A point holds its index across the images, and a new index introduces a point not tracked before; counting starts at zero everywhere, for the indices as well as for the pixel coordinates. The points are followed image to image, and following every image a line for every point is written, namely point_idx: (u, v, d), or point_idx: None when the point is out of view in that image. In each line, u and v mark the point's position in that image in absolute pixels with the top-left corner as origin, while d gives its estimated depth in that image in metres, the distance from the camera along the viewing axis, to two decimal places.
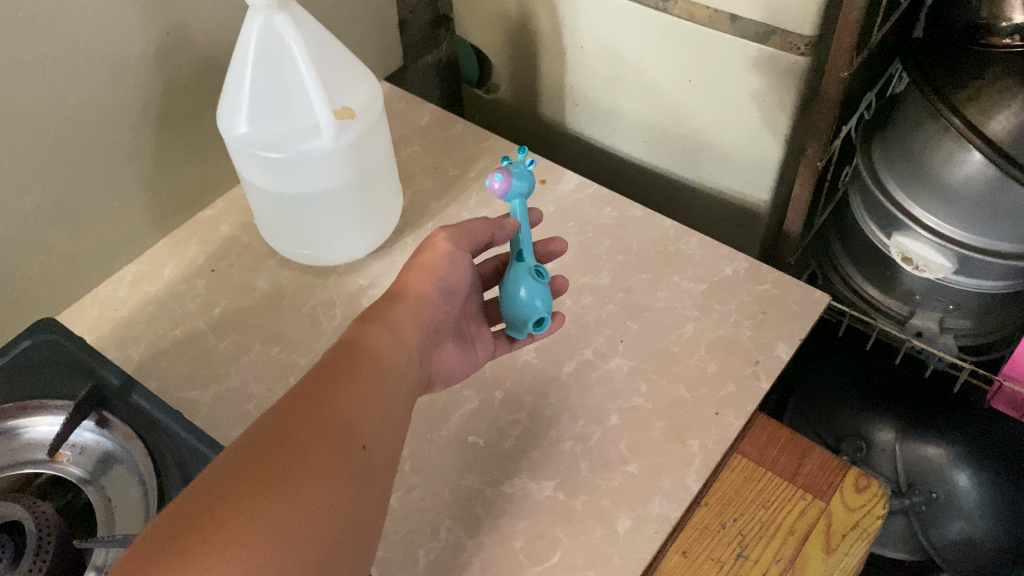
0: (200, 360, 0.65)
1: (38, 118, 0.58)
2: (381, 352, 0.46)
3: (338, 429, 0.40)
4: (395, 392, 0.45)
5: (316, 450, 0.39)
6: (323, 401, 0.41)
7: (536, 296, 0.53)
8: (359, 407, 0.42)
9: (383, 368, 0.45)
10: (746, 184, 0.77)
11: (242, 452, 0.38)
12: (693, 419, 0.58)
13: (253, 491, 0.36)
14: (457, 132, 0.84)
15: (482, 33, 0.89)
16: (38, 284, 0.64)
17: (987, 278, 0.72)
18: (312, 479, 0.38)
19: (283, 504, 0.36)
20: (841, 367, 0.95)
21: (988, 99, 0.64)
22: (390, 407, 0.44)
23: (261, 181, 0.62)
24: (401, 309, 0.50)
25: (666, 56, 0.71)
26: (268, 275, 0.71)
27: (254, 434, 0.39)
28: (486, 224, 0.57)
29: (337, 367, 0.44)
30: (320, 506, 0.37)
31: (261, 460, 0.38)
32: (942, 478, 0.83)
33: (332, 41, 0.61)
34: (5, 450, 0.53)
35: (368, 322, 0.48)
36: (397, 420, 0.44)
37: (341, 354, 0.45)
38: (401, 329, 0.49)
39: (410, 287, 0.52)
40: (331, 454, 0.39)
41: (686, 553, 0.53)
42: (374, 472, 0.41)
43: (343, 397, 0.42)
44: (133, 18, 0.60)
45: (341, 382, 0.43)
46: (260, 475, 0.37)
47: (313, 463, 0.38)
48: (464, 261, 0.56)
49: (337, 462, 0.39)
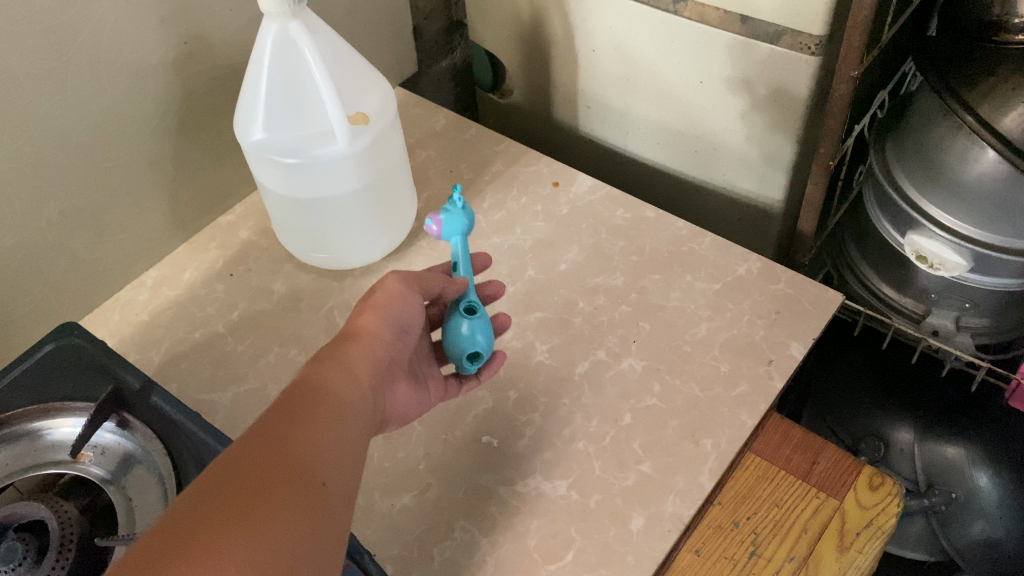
0: (220, 362, 0.66)
1: (62, 126, 0.59)
2: (335, 390, 0.45)
3: (293, 464, 0.39)
4: (347, 434, 0.43)
5: (275, 485, 0.38)
6: (276, 436, 0.40)
7: (476, 331, 0.55)
8: (319, 444, 0.41)
9: (334, 407, 0.43)
10: (759, 183, 0.77)
11: (200, 492, 0.37)
12: (707, 418, 0.59)
13: (214, 528, 0.35)
14: (471, 136, 0.85)
15: (494, 37, 0.90)
16: (61, 289, 0.66)
17: (1002, 276, 0.71)
18: (270, 517, 0.36)
19: (245, 540, 0.35)
20: (856, 367, 0.94)
21: (1002, 96, 0.63)
22: (347, 444, 0.43)
23: (278, 186, 0.63)
24: (354, 348, 0.48)
25: (678, 57, 0.72)
26: (285, 279, 0.72)
27: (211, 474, 0.38)
28: (440, 276, 0.56)
29: (293, 406, 0.42)
30: (283, 540, 0.36)
31: (223, 500, 0.36)
32: (963, 478, 0.83)
33: (344, 47, 0.62)
34: (29, 451, 0.55)
35: (321, 360, 0.47)
36: (355, 457, 0.42)
37: (294, 394, 0.43)
38: (355, 369, 0.47)
39: (361, 326, 0.50)
40: (292, 489, 0.38)
41: (700, 551, 0.54)
42: (336, 510, 0.39)
43: (300, 431, 0.41)
44: (153, 28, 0.62)
45: (296, 417, 0.42)
46: (219, 513, 0.35)
47: (270, 500, 0.37)
48: (417, 304, 0.53)
49: (299, 498, 0.38)
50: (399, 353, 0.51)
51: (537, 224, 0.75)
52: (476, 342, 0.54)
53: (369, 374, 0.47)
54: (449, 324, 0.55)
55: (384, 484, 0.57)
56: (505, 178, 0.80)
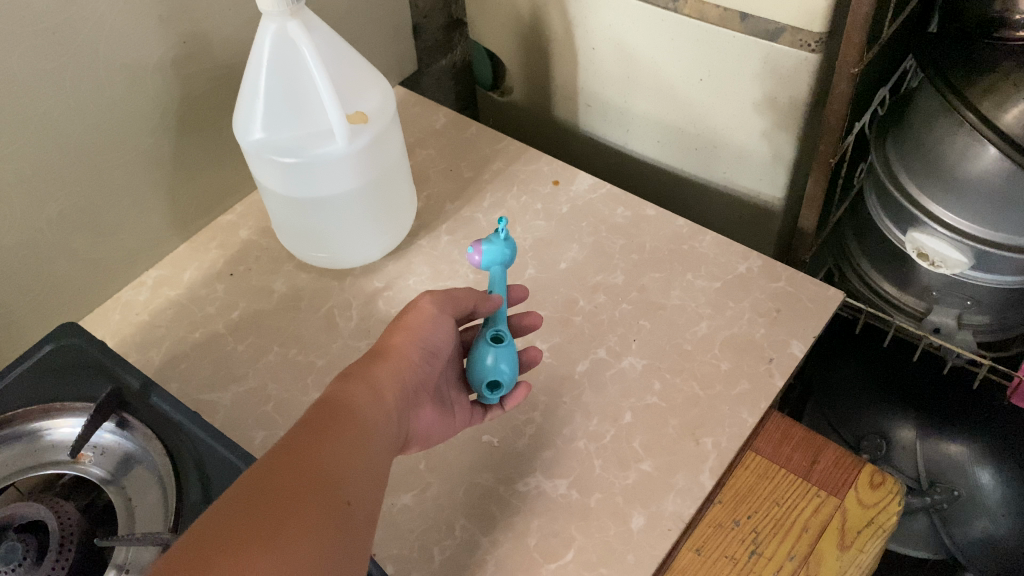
0: (220, 362, 0.66)
1: (62, 126, 0.59)
2: (359, 408, 0.45)
3: (320, 483, 0.40)
4: (371, 459, 0.43)
5: (302, 504, 0.38)
6: (302, 453, 0.41)
7: (501, 361, 0.53)
8: (343, 460, 0.41)
9: (361, 427, 0.44)
10: (760, 181, 0.77)
11: (232, 508, 0.37)
12: (707, 417, 0.58)
13: (242, 545, 0.35)
14: (471, 135, 0.85)
15: (494, 35, 0.90)
16: (61, 289, 0.66)
17: (1003, 273, 0.71)
18: (298, 536, 0.37)
19: (270, 558, 0.35)
20: (858, 365, 0.94)
21: (1003, 93, 0.63)
22: (371, 464, 0.43)
23: (278, 186, 0.63)
24: (383, 368, 0.48)
25: (678, 55, 0.71)
26: (286, 278, 0.72)
27: (242, 490, 0.38)
28: (471, 294, 0.56)
29: (319, 423, 0.43)
30: (309, 560, 0.36)
31: (253, 516, 0.37)
32: (964, 477, 0.83)
33: (343, 46, 0.62)
34: (29, 451, 0.55)
35: (353, 377, 0.47)
36: (377, 475, 0.43)
37: (320, 411, 0.44)
38: (382, 389, 0.47)
39: (390, 345, 0.50)
40: (317, 507, 0.38)
41: (700, 550, 0.54)
42: (357, 529, 0.40)
43: (325, 449, 0.41)
44: (152, 27, 0.62)
45: (318, 434, 0.42)
46: (250, 530, 0.36)
47: (299, 519, 0.37)
48: (449, 327, 0.54)
49: (323, 516, 0.38)
50: (428, 376, 0.51)
51: (537, 222, 0.74)
52: (501, 371, 0.53)
53: (395, 400, 0.47)
54: (476, 351, 0.54)
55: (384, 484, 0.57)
56: (505, 177, 0.80)
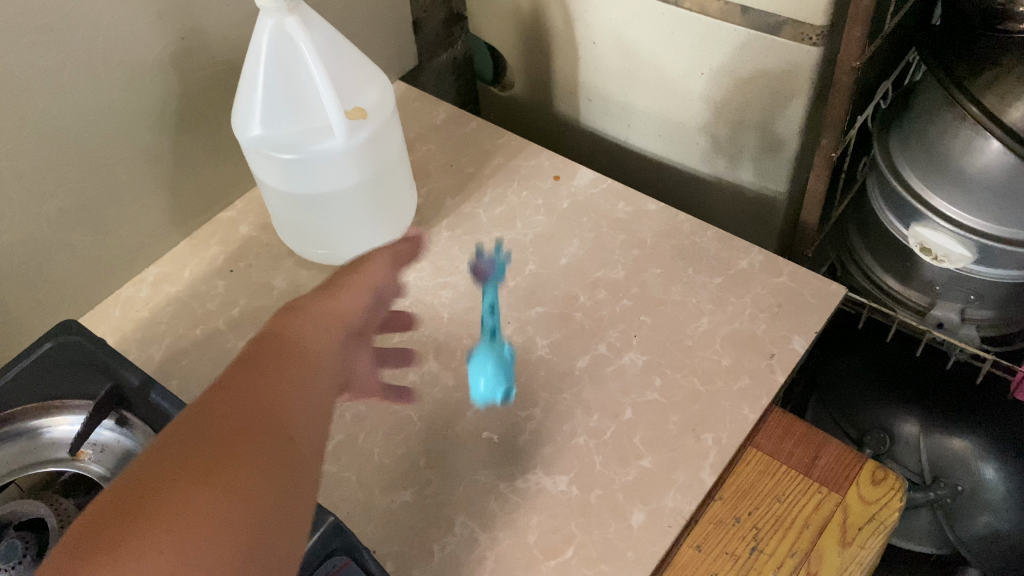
0: (220, 358, 0.66)
1: (61, 123, 0.59)
2: (302, 347, 0.43)
3: (261, 417, 0.37)
4: (314, 397, 0.41)
5: (245, 437, 0.36)
6: (242, 388, 0.38)
7: (494, 387, 0.58)
8: (287, 399, 0.39)
9: (301, 365, 0.41)
10: (763, 175, 0.76)
11: (169, 443, 0.35)
12: (708, 412, 0.58)
13: (180, 478, 0.33)
14: (471, 130, 0.85)
15: (495, 30, 0.89)
16: (61, 286, 0.66)
17: (1007, 268, 0.71)
18: (244, 466, 0.35)
19: (212, 491, 0.33)
20: (860, 360, 0.94)
21: (1007, 86, 0.62)
22: (312, 401, 0.41)
23: (278, 182, 0.63)
24: (326, 306, 0.45)
25: (679, 48, 0.71)
26: (285, 275, 0.72)
27: (177, 427, 0.36)
28: None
29: (257, 363, 0.40)
30: (256, 491, 0.34)
31: (190, 449, 0.34)
32: (968, 471, 0.83)
33: (342, 41, 0.62)
34: (30, 449, 0.55)
35: (298, 315, 0.44)
36: (322, 410, 0.41)
37: (258, 351, 0.42)
38: (326, 331, 0.44)
39: (336, 290, 0.46)
40: (259, 440, 0.36)
41: (700, 547, 0.54)
42: (303, 460, 0.38)
43: (267, 387, 0.39)
44: (149, 23, 0.61)
45: (258, 372, 0.40)
46: (189, 462, 0.34)
47: (242, 451, 0.35)
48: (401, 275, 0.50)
49: (266, 449, 0.36)
50: (371, 320, 0.48)
51: (538, 218, 0.74)
52: (493, 392, 0.58)
53: (342, 339, 0.45)
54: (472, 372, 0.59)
55: (384, 480, 0.57)
56: (506, 172, 0.79)
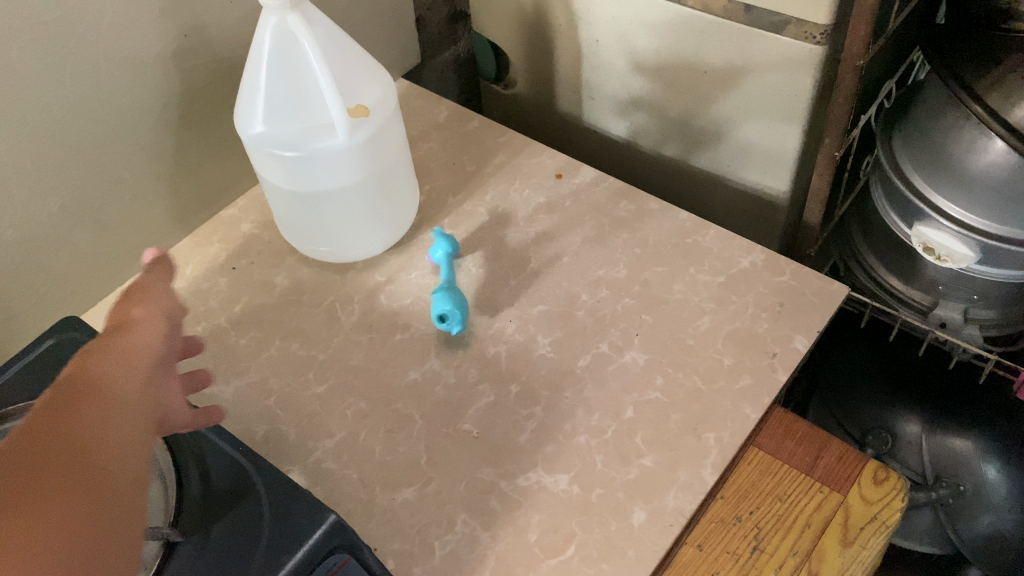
0: (222, 356, 0.66)
1: (62, 120, 0.59)
2: (115, 381, 0.37)
3: (72, 457, 0.32)
4: (134, 430, 0.36)
5: (51, 484, 0.31)
6: (43, 430, 0.32)
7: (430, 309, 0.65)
8: (106, 434, 0.34)
9: (116, 400, 0.36)
10: (765, 174, 0.76)
11: None
12: (709, 412, 0.58)
13: None
14: (473, 128, 0.85)
15: (498, 27, 0.89)
16: (63, 283, 0.66)
17: (1011, 268, 0.71)
18: (54, 519, 0.30)
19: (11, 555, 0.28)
20: (863, 360, 0.94)
21: (1011, 85, 0.62)
22: (134, 435, 0.36)
23: (279, 179, 0.63)
24: (128, 339, 0.41)
25: (682, 46, 0.71)
26: (287, 272, 0.72)
27: None
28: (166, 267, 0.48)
29: (61, 401, 0.34)
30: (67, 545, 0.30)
31: None
32: (969, 471, 0.83)
33: (345, 39, 0.62)
34: None
35: (92, 352, 0.38)
36: (143, 445, 0.36)
37: (61, 386, 0.35)
38: (135, 362, 0.39)
39: (134, 320, 0.42)
40: (70, 484, 0.31)
41: (701, 546, 0.54)
42: (126, 499, 0.34)
43: (81, 424, 0.34)
44: (152, 20, 0.61)
45: (66, 409, 0.34)
46: None
47: (46, 503, 0.30)
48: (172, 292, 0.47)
49: (80, 494, 0.31)
50: (170, 348, 0.44)
51: (540, 216, 0.74)
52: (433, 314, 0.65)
53: (152, 371, 0.40)
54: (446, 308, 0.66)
55: (385, 478, 0.57)
56: (508, 170, 0.79)
